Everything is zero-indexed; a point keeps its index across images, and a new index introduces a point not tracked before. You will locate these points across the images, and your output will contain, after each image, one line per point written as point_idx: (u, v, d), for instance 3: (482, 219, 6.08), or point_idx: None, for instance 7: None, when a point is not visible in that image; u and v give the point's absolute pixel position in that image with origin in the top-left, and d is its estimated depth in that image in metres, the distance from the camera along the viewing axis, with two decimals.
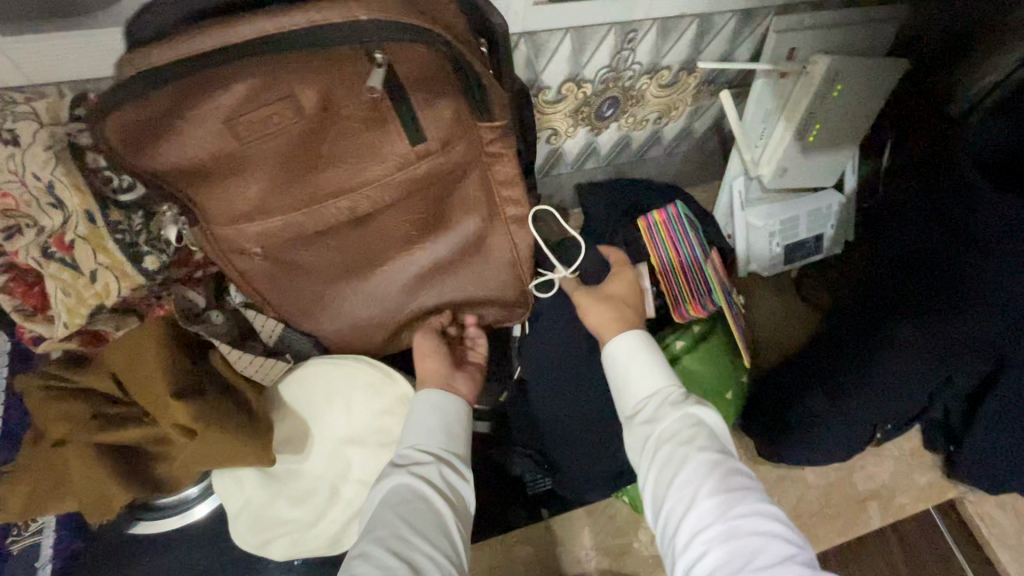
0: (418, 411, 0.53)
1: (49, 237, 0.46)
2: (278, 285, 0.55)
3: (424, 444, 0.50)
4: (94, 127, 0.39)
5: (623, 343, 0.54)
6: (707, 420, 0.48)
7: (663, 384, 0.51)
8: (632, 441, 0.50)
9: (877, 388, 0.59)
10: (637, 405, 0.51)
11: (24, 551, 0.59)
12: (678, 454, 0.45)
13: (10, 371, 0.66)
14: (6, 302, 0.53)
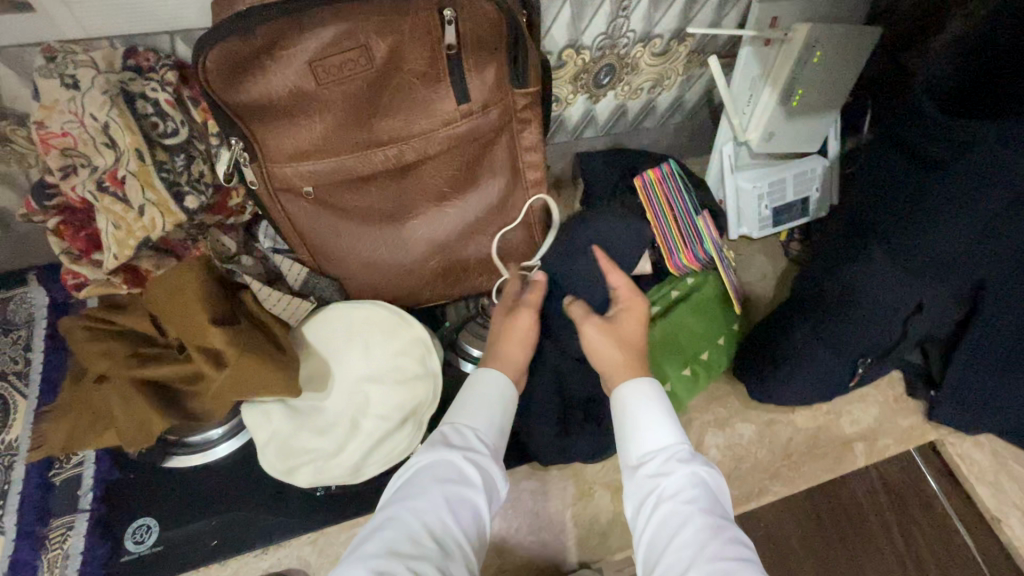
0: (478, 399, 0.55)
1: (104, 174, 0.51)
2: (321, 228, 0.61)
3: (482, 434, 0.52)
4: (197, 57, 0.45)
5: (639, 385, 0.55)
6: (712, 484, 0.48)
7: (671, 438, 0.52)
8: (632, 491, 0.51)
9: (856, 318, 0.64)
10: (641, 455, 0.51)
11: (67, 482, 0.63)
12: (681, 514, 0.46)
13: (50, 320, 0.71)
14: (56, 245, 0.57)
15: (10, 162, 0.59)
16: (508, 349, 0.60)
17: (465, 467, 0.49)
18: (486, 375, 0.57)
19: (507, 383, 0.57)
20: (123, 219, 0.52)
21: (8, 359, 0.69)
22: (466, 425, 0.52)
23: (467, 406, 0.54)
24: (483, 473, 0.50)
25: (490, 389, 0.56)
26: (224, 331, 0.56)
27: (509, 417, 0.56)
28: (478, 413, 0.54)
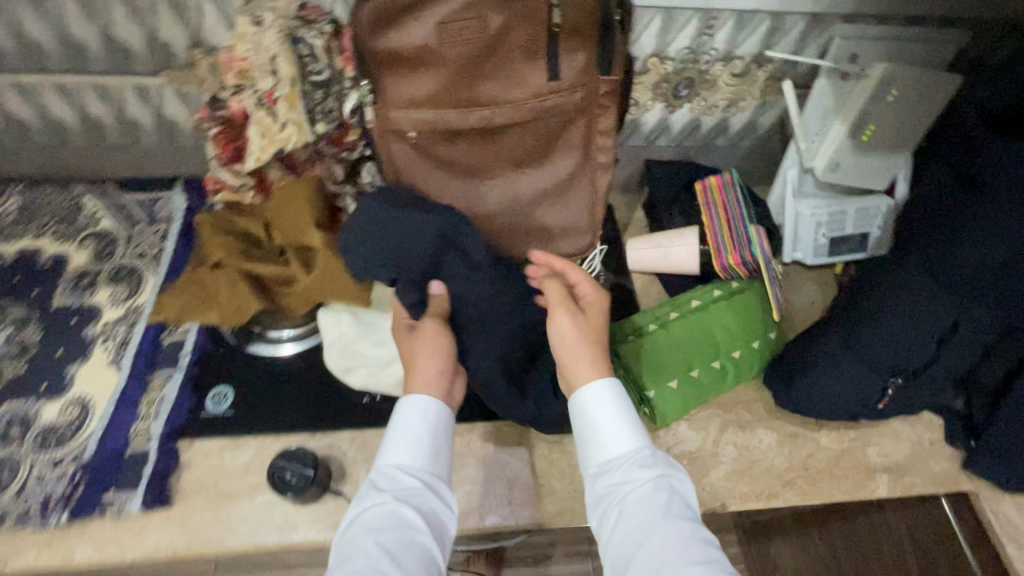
0: (402, 429, 0.58)
1: (263, 94, 0.65)
2: (413, 171, 0.70)
3: (415, 468, 0.57)
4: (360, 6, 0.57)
5: (591, 392, 0.58)
6: (675, 487, 0.54)
7: (632, 443, 0.57)
8: (597, 492, 0.56)
9: (891, 324, 0.68)
10: (604, 464, 0.56)
11: (173, 344, 0.76)
12: (644, 517, 0.51)
13: (185, 219, 0.87)
14: (211, 149, 0.71)
15: (193, 85, 0.75)
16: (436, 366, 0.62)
17: (397, 510, 0.53)
18: (405, 404, 0.60)
19: (432, 406, 0.60)
20: (269, 131, 0.65)
21: (149, 245, 0.85)
22: (397, 463, 0.56)
23: (396, 440, 0.58)
24: (418, 508, 0.54)
25: (410, 417, 0.59)
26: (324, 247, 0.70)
27: (440, 441, 0.60)
28: (405, 446, 0.57)
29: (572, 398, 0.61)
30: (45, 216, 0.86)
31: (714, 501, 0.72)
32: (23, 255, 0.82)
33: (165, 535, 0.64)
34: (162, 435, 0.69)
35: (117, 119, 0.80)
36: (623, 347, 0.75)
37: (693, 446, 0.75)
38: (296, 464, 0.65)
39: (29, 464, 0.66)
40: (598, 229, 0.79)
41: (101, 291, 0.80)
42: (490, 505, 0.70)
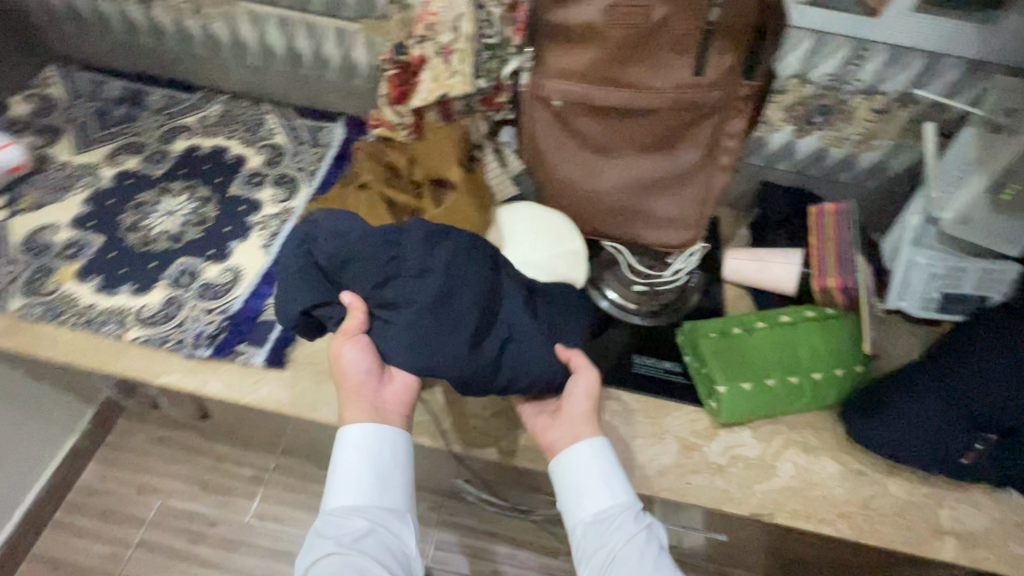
0: (344, 473, 0.63)
1: (443, 46, 0.76)
2: (549, 135, 0.79)
3: (364, 505, 0.62)
4: None
5: (585, 447, 0.65)
6: (657, 542, 0.61)
7: (620, 498, 0.63)
8: (589, 547, 0.61)
9: (1003, 370, 0.67)
10: (597, 513, 0.62)
11: None
12: (642, 564, 0.58)
13: (341, 149, 1.02)
14: (384, 89, 0.84)
15: (383, 35, 0.89)
16: (352, 392, 0.66)
17: (343, 552, 0.58)
18: (345, 434, 0.65)
19: (371, 432, 0.65)
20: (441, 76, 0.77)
21: (309, 162, 1.00)
22: (345, 503, 0.62)
23: (342, 482, 0.63)
24: (368, 548, 0.59)
25: (354, 446, 0.64)
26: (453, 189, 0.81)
27: (386, 473, 0.64)
28: (352, 485, 0.63)
29: (564, 449, 0.66)
30: (238, 123, 1.04)
31: (762, 508, 0.72)
32: (215, 150, 1.00)
33: (277, 390, 0.76)
34: None
35: (313, 55, 0.96)
36: (702, 343, 0.78)
37: (751, 452, 0.76)
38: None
39: (191, 307, 0.81)
40: (701, 227, 0.83)
41: (266, 190, 0.96)
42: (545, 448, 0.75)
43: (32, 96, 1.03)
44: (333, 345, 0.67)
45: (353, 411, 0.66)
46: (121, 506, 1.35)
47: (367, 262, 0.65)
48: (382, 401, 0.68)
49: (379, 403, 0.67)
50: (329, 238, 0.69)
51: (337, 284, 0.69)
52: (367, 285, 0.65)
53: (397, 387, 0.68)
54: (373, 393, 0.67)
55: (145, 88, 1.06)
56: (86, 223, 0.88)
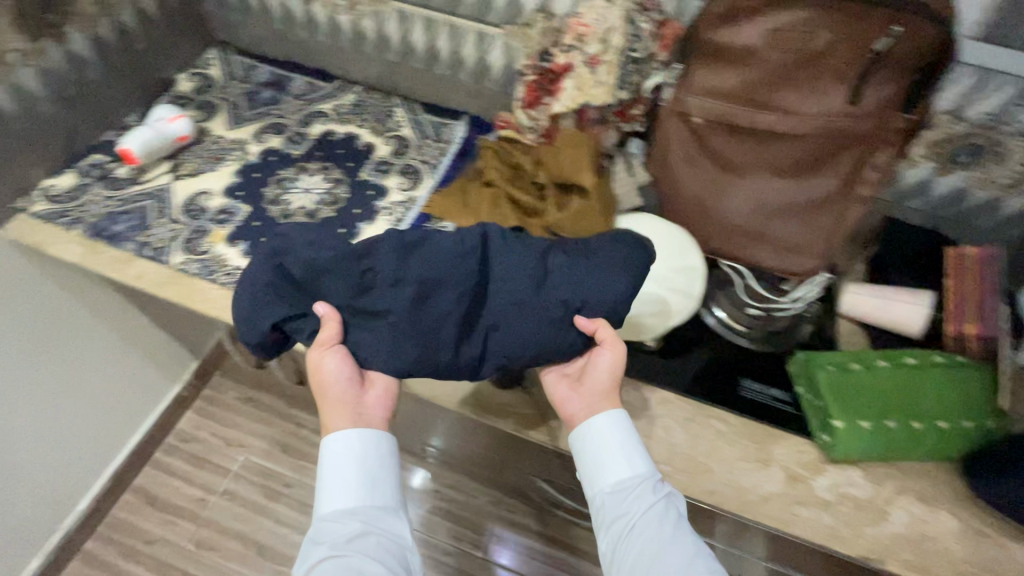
0: (333, 479, 0.67)
1: (590, 56, 0.78)
2: (681, 151, 0.80)
3: (356, 509, 0.66)
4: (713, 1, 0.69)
5: (606, 419, 0.70)
6: (674, 509, 0.65)
7: (640, 470, 0.68)
8: (611, 513, 0.66)
9: None
10: (620, 481, 0.67)
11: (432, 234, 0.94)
12: (662, 529, 0.63)
13: (462, 145, 1.07)
14: (520, 95, 0.89)
15: (522, 41, 0.92)
16: (333, 402, 0.68)
17: (338, 555, 0.61)
18: (331, 442, 0.68)
19: (357, 436, 0.68)
20: (586, 85, 0.80)
21: (431, 156, 1.06)
22: (337, 508, 0.65)
23: (334, 488, 0.66)
24: (364, 546, 0.62)
25: (344, 450, 0.68)
26: (579, 198, 0.83)
27: (377, 472, 0.68)
28: (345, 490, 0.66)
29: (588, 418, 0.71)
30: (369, 114, 1.11)
31: (871, 552, 0.69)
32: (348, 136, 1.08)
33: None
34: None
35: (449, 55, 1.01)
36: (819, 375, 0.76)
37: (862, 493, 0.73)
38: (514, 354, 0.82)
39: None
40: (826, 255, 0.82)
41: (392, 178, 1.02)
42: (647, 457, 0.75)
43: (195, 75, 1.14)
44: (312, 356, 0.68)
45: (337, 418, 0.69)
46: (210, 455, 1.46)
47: (338, 276, 0.68)
48: (365, 406, 0.70)
49: (362, 409, 0.70)
50: (299, 247, 0.69)
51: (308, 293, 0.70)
52: (344, 298, 0.68)
53: (377, 389, 0.71)
54: (356, 399, 0.69)
55: (290, 75, 1.16)
56: (236, 193, 0.97)
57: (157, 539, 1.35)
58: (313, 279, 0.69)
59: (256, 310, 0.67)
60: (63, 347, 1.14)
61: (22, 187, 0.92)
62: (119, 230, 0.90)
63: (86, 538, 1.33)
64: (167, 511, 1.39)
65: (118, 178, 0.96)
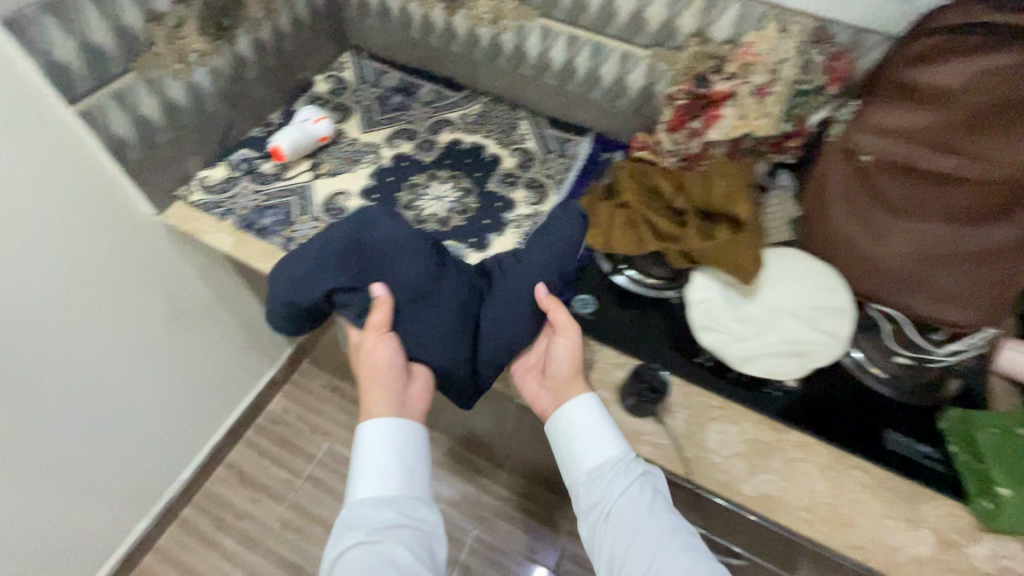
0: (368, 470, 0.80)
1: (756, 88, 0.77)
2: (842, 187, 0.77)
3: (388, 496, 0.78)
4: (912, 39, 0.68)
5: (580, 408, 0.77)
6: (651, 487, 0.72)
7: (616, 452, 0.75)
8: (590, 497, 0.75)
9: None
10: (596, 466, 0.75)
11: (560, 250, 0.94)
12: (636, 508, 0.70)
13: (586, 162, 1.07)
14: (665, 120, 0.88)
15: (670, 64, 0.91)
16: (374, 391, 0.82)
17: (371, 535, 0.74)
18: (371, 428, 0.82)
19: (395, 421, 0.82)
20: (750, 116, 0.79)
21: (556, 170, 1.06)
22: (369, 496, 0.78)
23: (371, 477, 0.80)
24: (393, 527, 0.75)
25: (377, 437, 0.81)
26: (725, 228, 0.82)
27: (405, 463, 0.81)
28: (380, 478, 0.79)
29: (564, 409, 0.79)
30: (494, 125, 1.13)
31: None
32: (475, 146, 1.10)
33: None
34: None
35: (587, 73, 1.01)
36: (982, 436, 0.72)
37: None
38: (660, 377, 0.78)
39: None
40: (990, 311, 0.77)
41: (519, 191, 1.03)
42: (787, 502, 0.73)
43: (330, 77, 1.18)
44: (366, 341, 0.80)
45: (379, 403, 0.82)
46: (297, 439, 1.52)
47: (387, 258, 0.80)
48: (406, 395, 0.85)
49: (403, 395, 0.84)
50: (382, 227, 0.81)
51: (366, 271, 0.79)
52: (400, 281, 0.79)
53: (418, 388, 0.85)
54: (393, 381, 0.82)
55: (418, 82, 1.19)
56: (372, 196, 1.00)
57: (248, 515, 1.41)
58: (377, 257, 0.80)
59: (317, 275, 0.76)
60: (194, 329, 1.19)
61: (183, 176, 0.98)
62: (267, 224, 0.95)
63: (184, 507, 1.41)
64: (257, 489, 1.45)
65: (264, 174, 1.01)
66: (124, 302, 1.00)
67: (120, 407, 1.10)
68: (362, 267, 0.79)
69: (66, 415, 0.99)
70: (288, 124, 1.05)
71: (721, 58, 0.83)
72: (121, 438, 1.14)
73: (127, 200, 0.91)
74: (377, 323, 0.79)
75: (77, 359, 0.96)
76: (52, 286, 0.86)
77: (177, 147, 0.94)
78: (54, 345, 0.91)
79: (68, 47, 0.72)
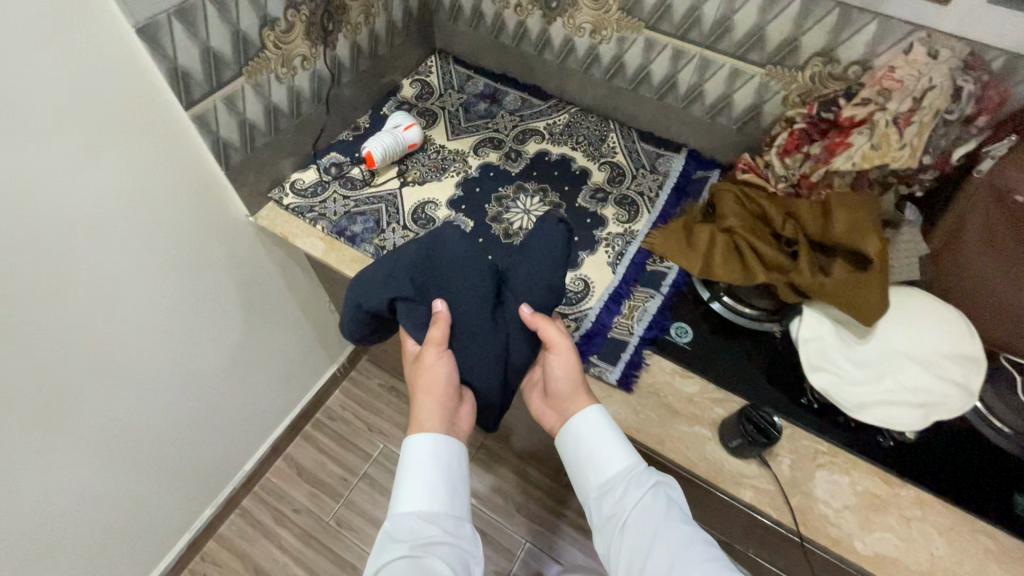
0: (411, 479, 0.72)
1: (899, 115, 0.71)
2: (985, 226, 0.71)
3: (432, 511, 0.71)
4: None
5: (583, 417, 0.74)
6: (667, 497, 0.67)
7: (627, 463, 0.70)
8: (602, 513, 0.69)
9: None
10: (604, 481, 0.70)
11: (654, 273, 0.91)
12: (651, 521, 0.64)
13: (679, 179, 1.02)
14: (777, 145, 0.85)
15: (786, 84, 0.86)
16: (424, 408, 0.76)
17: (413, 553, 0.66)
18: (416, 440, 0.75)
19: (441, 439, 0.75)
20: (887, 145, 0.72)
21: (648, 187, 1.01)
22: (413, 508, 0.70)
23: (411, 487, 0.72)
24: (434, 546, 0.67)
25: (425, 450, 0.74)
26: (843, 264, 0.76)
27: (450, 475, 0.74)
28: (422, 490, 0.71)
29: (570, 422, 0.75)
30: (582, 136, 1.09)
31: None
32: (562, 158, 1.06)
33: (622, 411, 0.78)
34: (640, 337, 0.84)
35: (690, 88, 0.97)
36: None
37: None
38: (779, 426, 0.72)
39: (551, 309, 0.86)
40: None
41: (609, 207, 0.99)
42: (905, 565, 0.68)
43: (416, 81, 1.17)
44: (426, 354, 0.76)
45: (427, 419, 0.75)
46: (353, 436, 1.53)
47: (449, 275, 0.77)
48: (454, 417, 0.79)
49: (451, 417, 0.78)
50: (456, 244, 0.78)
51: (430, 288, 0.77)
52: (461, 302, 0.77)
53: (468, 409, 0.81)
54: (447, 399, 0.77)
55: (504, 89, 1.17)
56: (459, 206, 0.99)
57: (304, 510, 1.43)
58: (444, 273, 0.78)
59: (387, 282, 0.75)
60: (269, 327, 1.21)
61: (276, 179, 0.99)
62: (357, 232, 0.95)
63: (245, 496, 1.43)
64: (314, 484, 1.46)
65: (353, 178, 1.01)
66: (212, 301, 1.01)
67: (198, 403, 1.12)
68: (427, 281, 0.78)
69: (157, 408, 1.02)
70: (378, 130, 1.04)
71: (849, 83, 0.80)
72: (201, 430, 1.17)
73: (223, 201, 0.92)
74: (433, 337, 0.75)
75: (171, 355, 0.98)
76: (158, 285, 0.88)
77: (273, 150, 0.95)
78: (152, 342, 0.93)
79: (190, 52, 0.73)
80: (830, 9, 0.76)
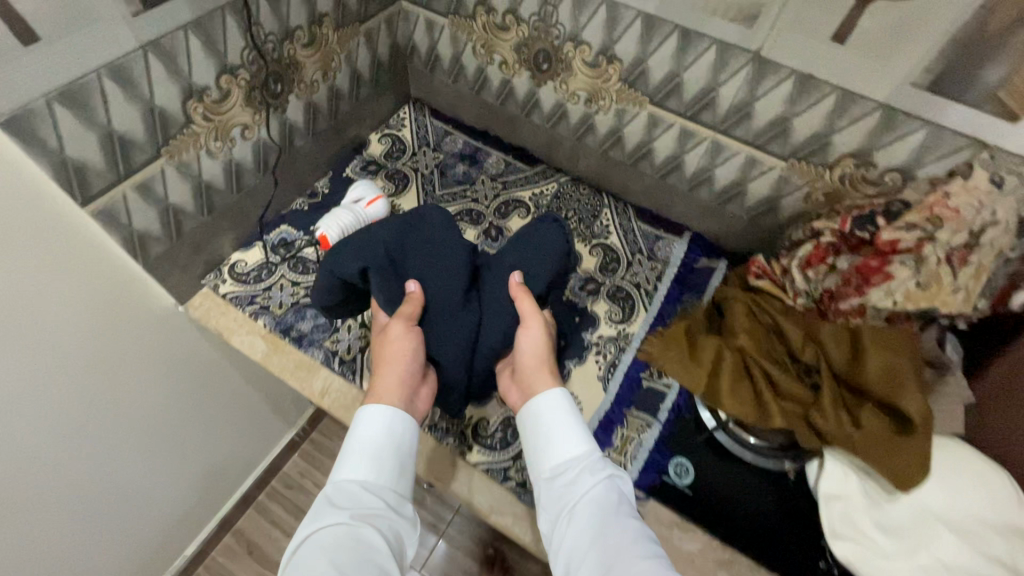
0: (359, 446, 0.63)
1: (954, 250, 0.61)
2: None
3: (375, 483, 0.62)
4: None
5: (548, 399, 0.67)
6: (619, 491, 0.60)
7: (583, 449, 0.64)
8: (547, 500, 0.62)
9: None
10: (557, 466, 0.63)
11: (652, 393, 0.78)
12: (597, 514, 0.58)
13: (681, 268, 0.89)
14: (797, 260, 0.73)
15: (812, 180, 0.74)
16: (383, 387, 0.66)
17: (349, 522, 0.57)
18: (369, 412, 0.65)
19: (398, 414, 0.66)
20: (936, 286, 0.62)
21: (645, 277, 0.88)
22: (354, 476, 0.62)
23: (355, 456, 0.63)
24: (374, 520, 0.59)
25: (378, 422, 0.65)
26: (877, 416, 0.64)
27: (403, 452, 0.65)
28: (368, 461, 0.63)
29: (530, 401, 0.68)
30: (572, 210, 0.96)
31: None
32: None
33: None
34: (635, 479, 0.72)
35: (698, 170, 0.84)
36: None
37: None
38: None
39: None
40: None
41: (602, 303, 0.86)
42: None
43: (386, 136, 1.03)
44: (389, 326, 0.69)
45: (385, 394, 0.66)
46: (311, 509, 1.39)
47: (424, 250, 0.73)
48: (415, 399, 0.69)
49: (411, 398, 0.68)
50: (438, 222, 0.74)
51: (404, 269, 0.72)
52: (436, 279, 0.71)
53: (429, 388, 0.71)
54: (409, 377, 0.68)
55: (485, 149, 1.03)
56: None
57: None
58: (416, 254, 0.72)
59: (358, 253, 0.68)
60: (212, 412, 1.06)
61: (213, 261, 0.85)
62: (305, 330, 0.82)
63: None
64: (266, 565, 1.32)
65: (306, 260, 0.87)
66: (136, 404, 0.86)
67: (125, 508, 0.97)
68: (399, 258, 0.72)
69: (69, 530, 0.86)
70: (338, 203, 0.89)
71: (887, 191, 0.69)
72: (132, 531, 1.03)
73: (142, 296, 0.77)
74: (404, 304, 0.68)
75: (84, 472, 0.83)
76: (59, 406, 0.73)
77: (208, 232, 0.80)
78: (56, 466, 0.77)
79: (86, 142, 0.59)
80: (872, 109, 0.63)
